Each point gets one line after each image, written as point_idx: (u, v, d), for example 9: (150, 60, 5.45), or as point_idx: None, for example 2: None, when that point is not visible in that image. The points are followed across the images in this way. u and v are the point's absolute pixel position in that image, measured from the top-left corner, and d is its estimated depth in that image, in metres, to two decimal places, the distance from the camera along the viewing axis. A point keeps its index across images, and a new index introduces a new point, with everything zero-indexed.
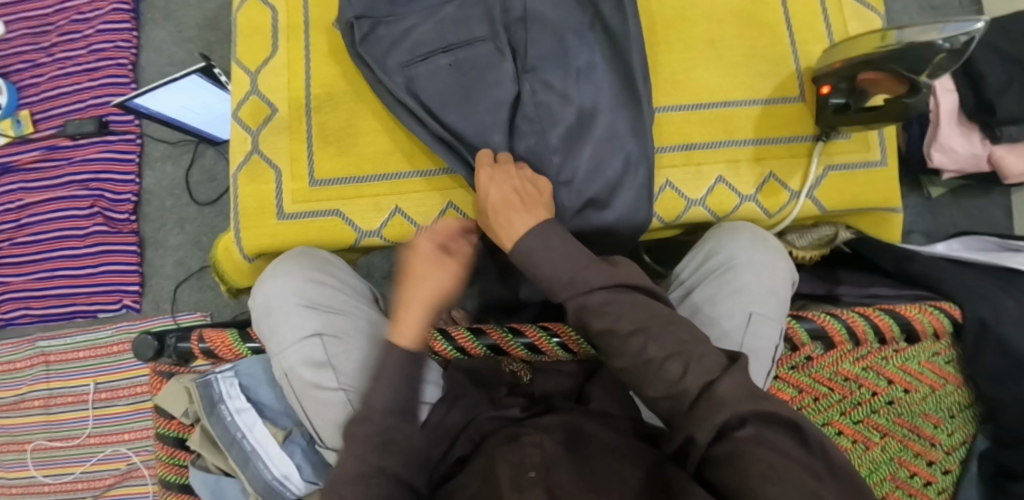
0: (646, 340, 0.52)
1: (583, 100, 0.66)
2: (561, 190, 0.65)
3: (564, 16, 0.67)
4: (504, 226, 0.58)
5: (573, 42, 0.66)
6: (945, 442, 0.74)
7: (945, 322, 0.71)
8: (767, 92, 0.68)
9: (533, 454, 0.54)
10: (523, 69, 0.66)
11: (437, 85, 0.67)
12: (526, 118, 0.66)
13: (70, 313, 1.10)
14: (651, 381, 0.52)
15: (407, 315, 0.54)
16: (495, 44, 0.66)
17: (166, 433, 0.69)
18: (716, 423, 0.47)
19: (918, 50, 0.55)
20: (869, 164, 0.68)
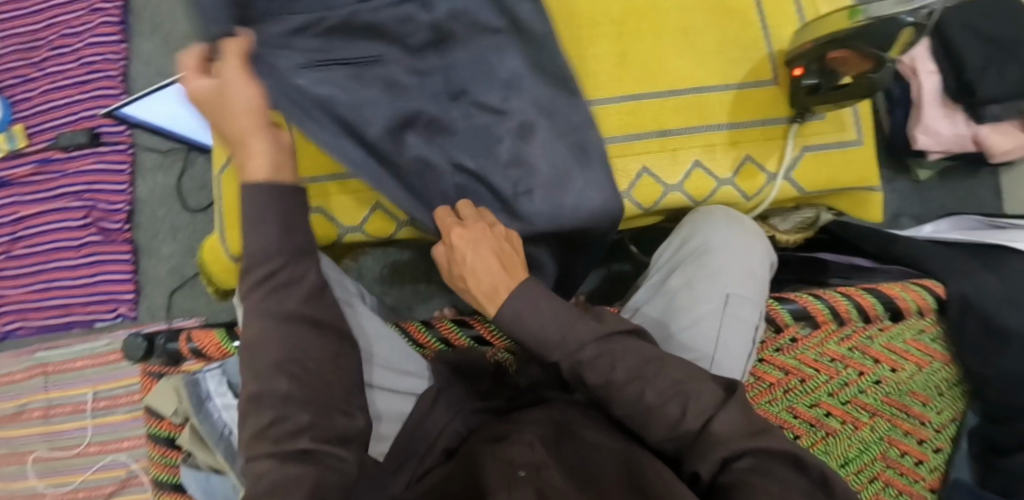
0: (644, 386, 0.51)
1: (518, 113, 0.65)
2: (521, 199, 0.66)
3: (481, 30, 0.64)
4: (477, 289, 0.57)
5: (495, 57, 0.65)
6: (935, 420, 0.74)
7: (929, 300, 0.72)
8: (740, 77, 0.69)
9: (523, 453, 0.53)
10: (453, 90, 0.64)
11: (353, 98, 0.58)
12: (462, 143, 0.65)
13: (67, 323, 1.11)
14: (652, 424, 0.52)
15: (253, 147, 0.47)
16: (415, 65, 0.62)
17: (157, 433, 0.70)
18: (716, 459, 0.48)
19: (884, 28, 0.56)
20: (844, 144, 0.69)
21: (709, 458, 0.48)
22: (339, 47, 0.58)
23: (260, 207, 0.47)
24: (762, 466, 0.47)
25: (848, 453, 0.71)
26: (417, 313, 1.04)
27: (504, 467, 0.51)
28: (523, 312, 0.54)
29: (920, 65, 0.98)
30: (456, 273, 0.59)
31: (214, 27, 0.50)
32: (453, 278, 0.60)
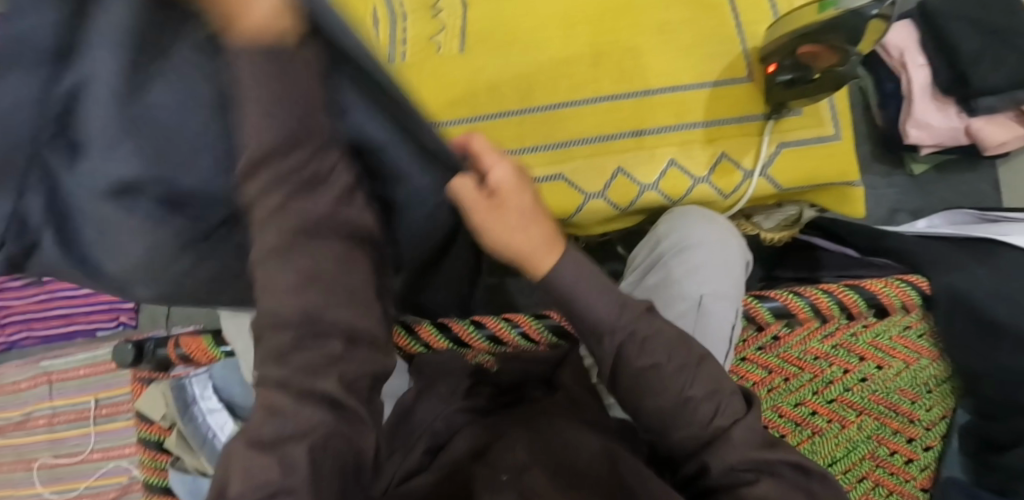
0: (690, 377, 0.51)
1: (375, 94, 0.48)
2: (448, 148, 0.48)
3: None
4: (530, 242, 0.48)
5: None
6: (924, 417, 0.73)
7: (913, 295, 0.70)
8: (716, 74, 0.69)
9: (508, 458, 0.53)
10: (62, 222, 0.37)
11: None
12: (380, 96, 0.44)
13: (70, 333, 1.14)
14: (680, 425, 0.50)
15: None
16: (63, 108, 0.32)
17: (147, 437, 0.70)
18: (728, 463, 0.48)
19: (853, 20, 0.55)
20: (823, 139, 0.68)
21: (726, 460, 0.48)
22: None
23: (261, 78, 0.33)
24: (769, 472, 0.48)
25: (835, 453, 0.71)
26: None
27: (488, 473, 0.52)
28: (578, 298, 0.51)
29: (910, 59, 0.97)
30: (494, 216, 0.47)
31: None
32: (494, 218, 0.46)
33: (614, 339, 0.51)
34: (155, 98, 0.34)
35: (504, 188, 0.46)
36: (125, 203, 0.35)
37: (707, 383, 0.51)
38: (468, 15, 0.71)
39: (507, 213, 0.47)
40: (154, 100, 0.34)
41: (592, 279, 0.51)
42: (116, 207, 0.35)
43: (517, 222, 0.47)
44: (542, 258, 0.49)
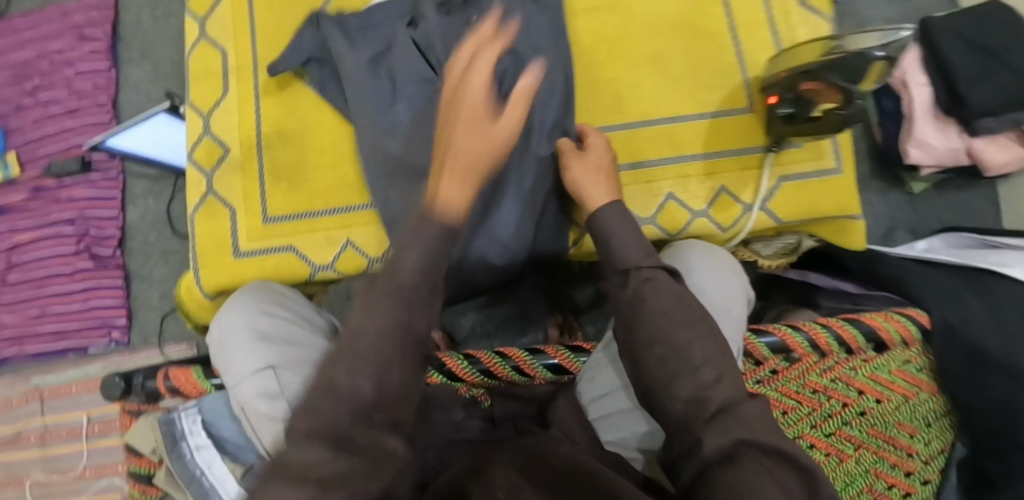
0: (694, 338, 0.50)
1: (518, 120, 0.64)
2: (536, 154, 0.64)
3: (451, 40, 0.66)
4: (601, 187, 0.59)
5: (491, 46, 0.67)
6: (922, 451, 0.72)
7: (912, 329, 0.70)
8: (715, 105, 0.67)
9: (500, 479, 0.51)
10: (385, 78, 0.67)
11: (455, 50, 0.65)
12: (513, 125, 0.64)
13: (63, 350, 1.11)
14: (676, 381, 0.50)
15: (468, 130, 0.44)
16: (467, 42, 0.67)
17: (137, 471, 0.70)
18: (731, 437, 0.46)
19: (854, 63, 0.54)
20: (824, 172, 0.67)
21: (729, 433, 0.46)
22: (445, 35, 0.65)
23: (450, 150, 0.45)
24: (768, 454, 0.46)
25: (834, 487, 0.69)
26: None
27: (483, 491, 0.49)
28: (612, 242, 0.56)
29: (911, 77, 0.96)
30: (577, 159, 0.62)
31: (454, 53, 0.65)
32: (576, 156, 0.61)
33: (638, 274, 0.53)
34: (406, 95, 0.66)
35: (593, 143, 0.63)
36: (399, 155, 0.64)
37: (706, 349, 0.50)
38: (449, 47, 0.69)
39: (590, 158, 0.61)
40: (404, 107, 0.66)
41: (623, 224, 0.56)
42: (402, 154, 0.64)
43: (592, 168, 0.61)
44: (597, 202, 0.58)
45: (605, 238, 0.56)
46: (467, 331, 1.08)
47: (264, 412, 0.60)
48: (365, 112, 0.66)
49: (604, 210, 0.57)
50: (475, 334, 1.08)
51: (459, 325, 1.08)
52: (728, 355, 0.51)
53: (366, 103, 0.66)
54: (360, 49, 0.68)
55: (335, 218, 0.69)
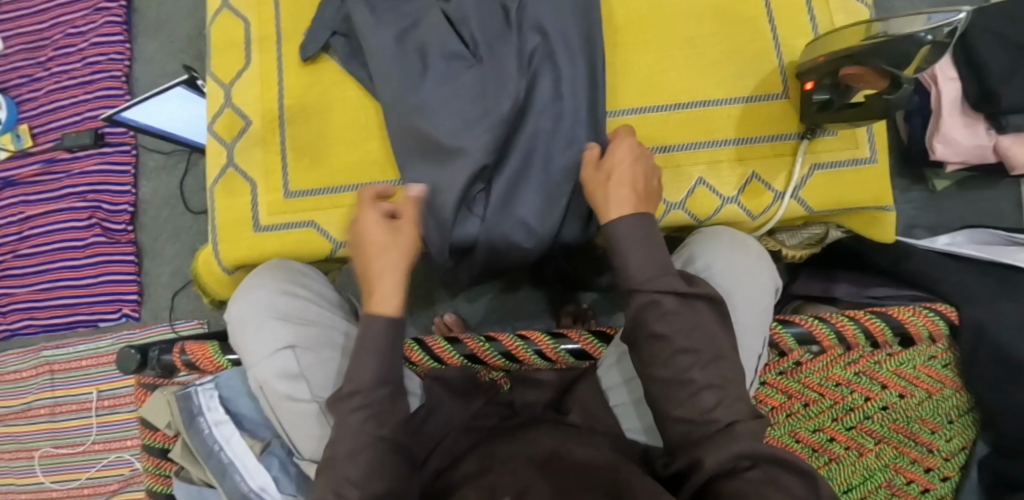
0: (693, 362, 0.52)
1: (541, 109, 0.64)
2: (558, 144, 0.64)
3: (483, 20, 0.65)
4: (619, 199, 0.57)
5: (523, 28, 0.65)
6: (944, 448, 0.71)
7: (940, 325, 0.68)
8: (748, 90, 0.66)
9: (506, 479, 0.53)
10: (414, 54, 0.66)
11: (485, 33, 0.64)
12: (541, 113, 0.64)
13: (72, 323, 1.12)
14: (679, 403, 0.52)
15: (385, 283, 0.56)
16: (499, 19, 0.65)
17: (151, 445, 0.69)
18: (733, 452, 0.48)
19: (900, 45, 0.52)
20: (858, 162, 0.65)
21: (729, 449, 0.48)
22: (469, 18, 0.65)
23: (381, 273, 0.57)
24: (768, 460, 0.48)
25: (852, 479, 0.69)
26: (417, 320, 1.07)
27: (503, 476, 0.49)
28: (630, 259, 0.54)
29: (941, 72, 0.94)
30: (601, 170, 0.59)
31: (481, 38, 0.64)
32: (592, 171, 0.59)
33: (642, 296, 0.53)
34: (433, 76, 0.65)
35: (615, 153, 0.59)
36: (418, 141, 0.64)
37: (710, 374, 0.52)
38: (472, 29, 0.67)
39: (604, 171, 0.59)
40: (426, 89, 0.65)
41: (639, 240, 0.54)
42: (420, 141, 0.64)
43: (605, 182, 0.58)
44: (615, 213, 0.56)
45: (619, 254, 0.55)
46: (481, 316, 1.07)
47: (285, 392, 0.60)
48: (391, 87, 0.65)
49: (620, 223, 0.55)
50: (489, 319, 1.07)
51: (472, 310, 1.07)
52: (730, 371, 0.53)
53: (391, 78, 0.65)
54: (388, 24, 0.67)
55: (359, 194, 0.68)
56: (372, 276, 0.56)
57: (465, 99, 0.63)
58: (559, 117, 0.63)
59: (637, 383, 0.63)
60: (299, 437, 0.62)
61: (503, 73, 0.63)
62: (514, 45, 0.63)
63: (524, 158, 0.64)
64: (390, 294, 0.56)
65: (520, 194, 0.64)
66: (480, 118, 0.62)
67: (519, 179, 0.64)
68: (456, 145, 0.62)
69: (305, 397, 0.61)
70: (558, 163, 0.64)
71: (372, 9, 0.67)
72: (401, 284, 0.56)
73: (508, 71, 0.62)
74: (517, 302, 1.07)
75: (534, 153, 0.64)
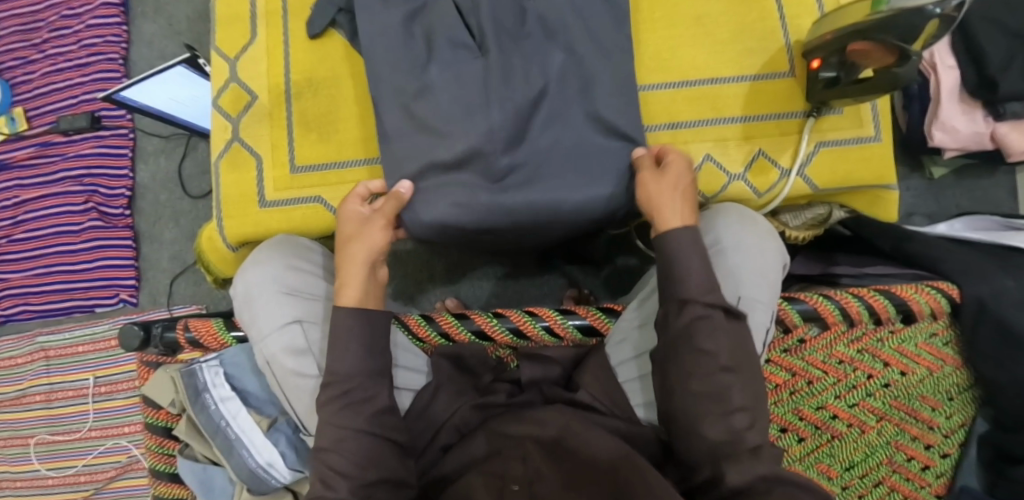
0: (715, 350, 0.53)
1: (556, 103, 0.64)
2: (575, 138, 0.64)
3: (498, 11, 0.65)
4: (676, 207, 0.57)
5: (538, 22, 0.65)
6: (944, 425, 0.72)
7: (943, 302, 0.69)
8: (756, 68, 0.67)
9: (515, 467, 0.54)
10: (421, 38, 0.66)
11: (497, 23, 0.64)
12: (560, 107, 0.64)
13: (68, 309, 1.10)
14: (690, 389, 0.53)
15: (350, 278, 0.58)
16: (510, 13, 0.65)
17: (154, 423, 0.68)
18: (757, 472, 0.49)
19: (909, 18, 0.52)
20: (862, 140, 0.66)
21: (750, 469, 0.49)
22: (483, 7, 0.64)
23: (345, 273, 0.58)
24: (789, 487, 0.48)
25: (853, 457, 0.70)
26: (420, 304, 1.08)
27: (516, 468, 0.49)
28: (690, 267, 0.54)
29: (940, 60, 0.95)
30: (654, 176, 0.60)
31: (497, 30, 0.64)
32: (654, 174, 0.59)
33: (692, 310, 0.54)
34: (438, 63, 0.64)
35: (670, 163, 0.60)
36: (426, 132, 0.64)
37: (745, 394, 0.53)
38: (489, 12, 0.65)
39: (670, 176, 0.59)
40: (434, 76, 0.64)
41: (696, 252, 0.55)
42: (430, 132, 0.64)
43: (671, 187, 0.58)
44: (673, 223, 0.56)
45: (671, 262, 0.55)
46: (484, 300, 1.08)
47: (291, 367, 0.60)
48: (392, 70, 0.65)
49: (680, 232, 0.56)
50: (491, 303, 1.07)
51: (474, 294, 1.07)
52: (746, 355, 0.54)
53: (397, 63, 0.65)
54: (397, 4, 0.66)
55: (367, 170, 0.69)
56: (343, 267, 0.59)
57: (470, 88, 0.63)
58: (564, 115, 0.64)
59: (645, 358, 0.65)
60: (303, 413, 0.61)
61: (512, 65, 0.64)
62: (525, 45, 0.65)
63: (528, 151, 0.63)
64: (353, 285, 0.58)
65: (520, 185, 0.63)
66: (484, 108, 0.62)
67: (531, 168, 0.64)
68: (456, 134, 0.63)
69: (313, 372, 0.60)
70: (560, 160, 0.64)
71: None
72: (364, 278, 0.58)
73: (519, 67, 0.63)
74: (519, 287, 1.07)
75: (544, 146, 0.64)
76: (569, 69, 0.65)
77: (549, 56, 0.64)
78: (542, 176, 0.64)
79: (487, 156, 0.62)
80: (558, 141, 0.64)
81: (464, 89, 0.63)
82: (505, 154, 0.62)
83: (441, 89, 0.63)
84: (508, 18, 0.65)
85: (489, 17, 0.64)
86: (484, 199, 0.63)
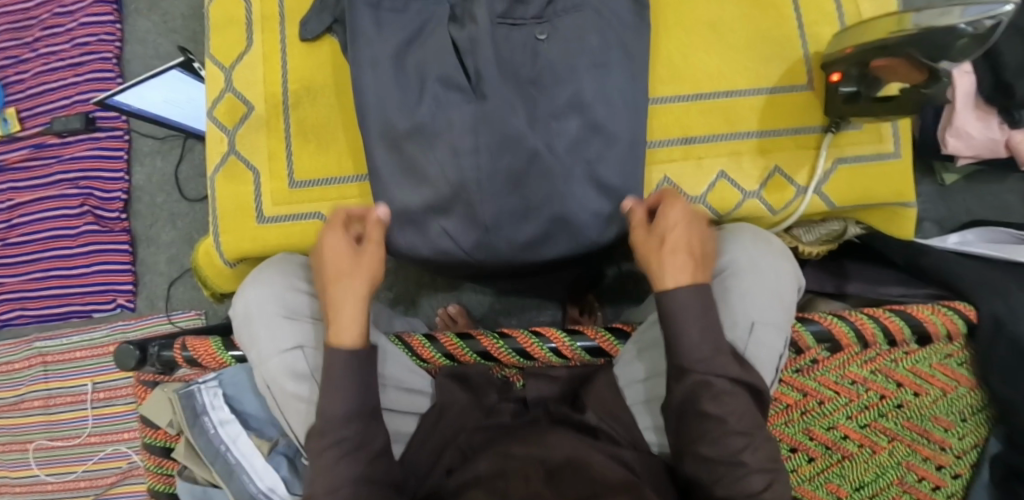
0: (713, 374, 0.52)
1: (552, 153, 0.61)
2: (572, 188, 0.62)
3: (501, 54, 0.62)
4: (672, 267, 0.54)
5: (545, 66, 0.62)
6: (956, 445, 0.70)
7: (959, 323, 0.68)
8: (773, 80, 0.64)
9: (518, 486, 0.53)
10: (414, 76, 0.63)
11: (498, 66, 0.61)
12: (561, 160, 0.61)
13: (65, 314, 1.09)
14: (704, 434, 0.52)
15: (343, 314, 0.55)
16: (515, 54, 0.62)
17: (152, 443, 0.66)
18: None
19: (938, 36, 0.50)
20: (882, 157, 0.64)
21: None
22: (483, 50, 0.61)
23: (341, 302, 0.55)
24: None
25: (864, 477, 0.68)
26: (420, 311, 1.07)
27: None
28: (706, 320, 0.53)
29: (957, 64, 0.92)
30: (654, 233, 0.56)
31: (498, 75, 0.61)
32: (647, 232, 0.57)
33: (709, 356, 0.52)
34: (428, 107, 0.61)
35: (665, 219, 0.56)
36: (411, 181, 0.63)
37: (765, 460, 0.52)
38: (491, 56, 0.61)
39: (665, 235, 0.55)
40: (425, 123, 0.61)
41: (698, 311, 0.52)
42: (414, 183, 0.63)
43: (662, 247, 0.55)
44: (671, 283, 0.53)
45: (672, 323, 0.53)
46: (486, 307, 1.06)
47: (291, 391, 0.58)
48: (383, 108, 0.62)
49: (678, 295, 0.53)
50: (493, 310, 1.06)
51: (476, 300, 1.06)
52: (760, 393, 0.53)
53: (386, 99, 0.62)
54: (390, 35, 0.63)
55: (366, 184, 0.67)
56: (335, 303, 0.56)
57: (461, 134, 0.61)
58: (559, 167, 0.61)
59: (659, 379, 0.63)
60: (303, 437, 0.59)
61: (509, 112, 0.61)
62: (523, 87, 0.62)
63: (513, 201, 0.62)
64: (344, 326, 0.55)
65: (508, 234, 0.63)
66: (472, 152, 0.61)
67: (525, 219, 0.63)
68: (439, 177, 0.61)
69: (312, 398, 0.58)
70: (550, 209, 0.62)
71: (375, 8, 0.64)
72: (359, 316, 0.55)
73: (517, 110, 0.61)
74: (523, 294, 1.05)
75: (542, 198, 0.62)
76: (574, 118, 0.62)
77: (553, 99, 0.61)
78: (536, 225, 0.63)
79: (472, 208, 0.62)
80: (556, 193, 0.62)
81: (454, 136, 0.61)
82: (490, 201, 0.62)
83: (430, 138, 0.61)
84: (510, 61, 0.62)
85: (488, 63, 0.61)
86: (463, 242, 0.63)
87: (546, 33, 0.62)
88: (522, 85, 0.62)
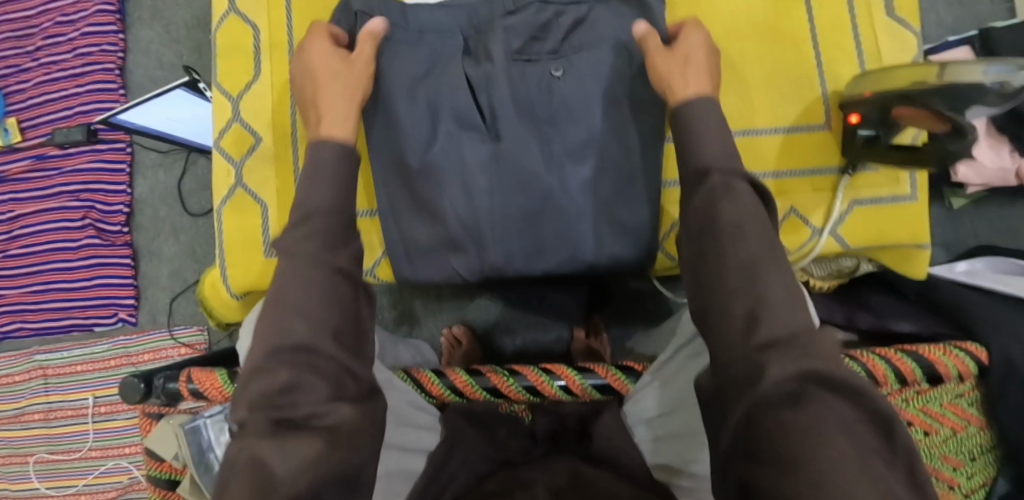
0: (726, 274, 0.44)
1: (566, 193, 0.60)
2: (584, 227, 0.61)
3: (516, 90, 0.61)
4: (691, 78, 0.53)
5: (559, 101, 0.61)
6: (965, 484, 0.70)
7: (971, 365, 0.66)
8: (791, 119, 0.64)
9: None
10: (427, 111, 0.61)
11: (513, 103, 0.60)
12: (574, 198, 0.61)
13: (66, 327, 1.08)
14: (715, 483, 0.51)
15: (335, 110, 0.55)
16: (529, 89, 0.61)
17: (158, 475, 0.66)
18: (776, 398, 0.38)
19: (964, 91, 0.49)
20: (897, 199, 0.63)
21: None
22: (499, 86, 0.60)
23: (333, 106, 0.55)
24: None
25: None
26: (424, 329, 1.06)
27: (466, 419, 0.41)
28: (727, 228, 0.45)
29: None
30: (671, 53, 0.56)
31: (514, 113, 0.60)
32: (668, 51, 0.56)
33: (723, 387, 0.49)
34: (442, 144, 0.60)
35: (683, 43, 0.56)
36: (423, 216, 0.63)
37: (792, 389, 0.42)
38: (506, 93, 0.60)
39: (681, 53, 0.55)
40: (437, 159, 0.60)
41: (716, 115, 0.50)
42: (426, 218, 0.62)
43: (681, 63, 0.54)
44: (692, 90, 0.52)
45: (688, 127, 0.50)
46: (491, 324, 1.05)
47: None
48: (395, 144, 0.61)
49: (697, 100, 0.51)
50: (498, 327, 1.05)
51: (481, 317, 1.05)
52: None
53: (399, 136, 0.61)
54: (403, 69, 0.62)
55: None
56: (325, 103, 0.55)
57: (475, 172, 0.60)
58: (571, 208, 0.61)
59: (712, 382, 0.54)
60: None
61: (523, 151, 0.60)
62: (539, 126, 0.61)
63: (525, 239, 0.61)
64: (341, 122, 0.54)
65: (519, 270, 0.62)
66: (486, 192, 0.60)
67: (536, 257, 0.62)
68: (451, 215, 0.60)
69: None
70: (563, 248, 0.62)
71: (387, 40, 0.62)
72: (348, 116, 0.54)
73: (531, 148, 0.60)
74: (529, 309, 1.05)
75: (554, 236, 0.61)
76: (587, 154, 0.61)
77: (567, 138, 0.61)
78: (549, 262, 0.62)
79: (483, 248, 0.61)
80: (567, 232, 0.61)
81: (466, 174, 0.60)
82: (502, 242, 0.61)
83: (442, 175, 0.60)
84: (525, 96, 0.61)
85: (503, 99, 0.60)
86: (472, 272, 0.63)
87: (562, 70, 0.61)
88: (537, 121, 0.61)
